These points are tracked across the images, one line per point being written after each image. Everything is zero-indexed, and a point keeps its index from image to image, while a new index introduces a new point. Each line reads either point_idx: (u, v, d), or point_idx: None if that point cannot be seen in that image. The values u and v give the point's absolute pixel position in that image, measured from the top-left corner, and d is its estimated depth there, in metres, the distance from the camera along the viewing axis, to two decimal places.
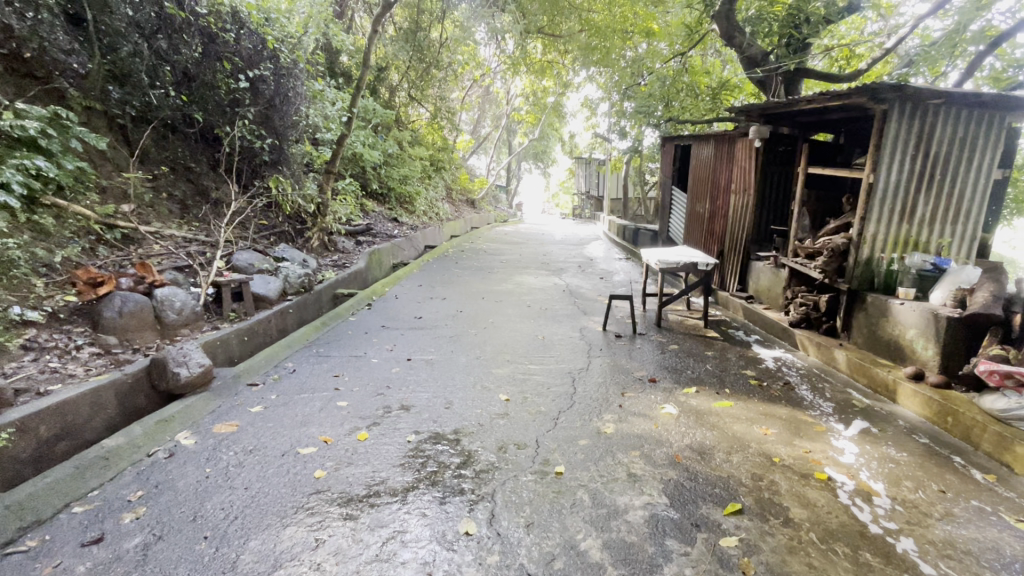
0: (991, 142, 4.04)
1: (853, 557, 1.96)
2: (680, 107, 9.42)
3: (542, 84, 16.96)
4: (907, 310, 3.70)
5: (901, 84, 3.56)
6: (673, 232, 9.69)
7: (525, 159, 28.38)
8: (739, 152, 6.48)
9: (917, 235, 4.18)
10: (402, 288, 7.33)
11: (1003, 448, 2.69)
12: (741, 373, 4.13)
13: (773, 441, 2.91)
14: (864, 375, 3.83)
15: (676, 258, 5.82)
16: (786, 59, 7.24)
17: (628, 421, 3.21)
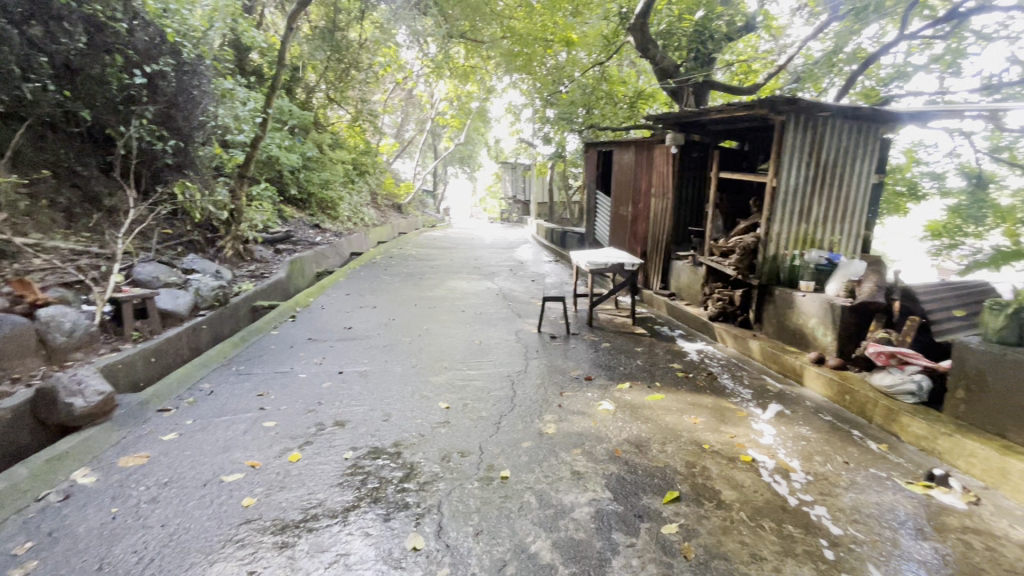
0: (867, 150, 4.59)
1: (779, 531, 2.12)
2: (601, 115, 9.85)
3: (465, 89, 17.00)
4: (808, 301, 4.09)
5: (797, 97, 3.93)
6: (599, 235, 10.07)
7: (450, 164, 28.24)
8: (658, 157, 6.85)
9: (812, 233, 4.64)
10: (328, 297, 6.99)
11: (891, 420, 3.05)
12: (668, 366, 4.37)
13: (702, 428, 3.10)
14: (775, 362, 4.19)
15: (604, 260, 6.04)
16: (696, 72, 7.78)
17: (568, 420, 3.27)
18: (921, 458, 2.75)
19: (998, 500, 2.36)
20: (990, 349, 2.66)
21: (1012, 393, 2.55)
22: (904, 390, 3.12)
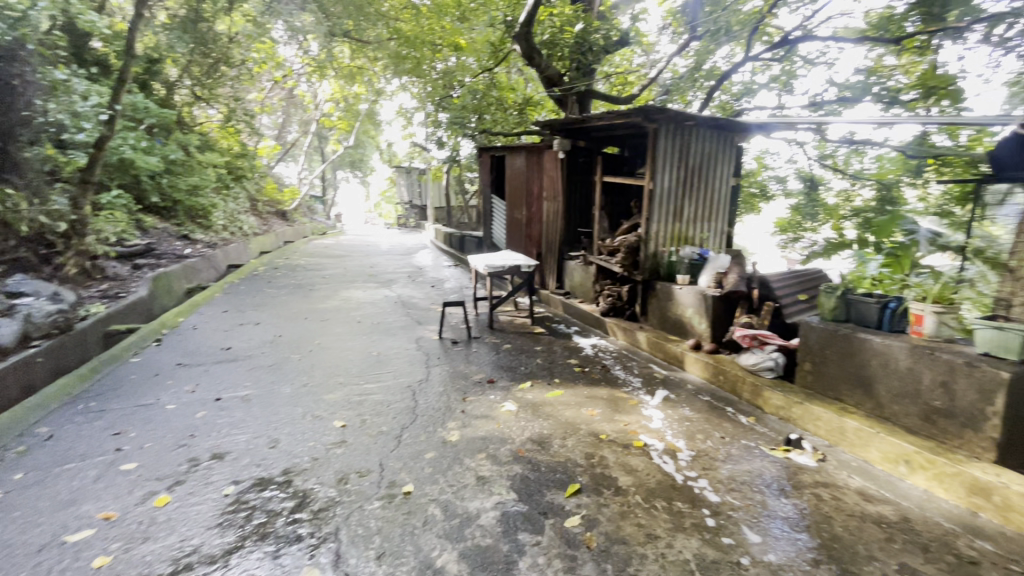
0: (725, 156, 5.15)
1: (669, 508, 2.28)
2: (492, 120, 10.00)
3: (352, 90, 16.28)
4: (685, 292, 4.49)
5: (666, 107, 4.29)
6: (496, 238, 10.20)
7: (340, 168, 26.90)
8: (548, 162, 7.10)
9: (685, 231, 5.11)
10: (202, 316, 6.26)
11: (756, 394, 3.44)
12: (566, 362, 4.54)
13: (599, 420, 3.25)
14: (660, 351, 4.54)
15: (500, 262, 6.12)
16: (578, 81, 8.25)
17: (472, 425, 3.25)
18: (781, 426, 3.13)
19: (839, 455, 2.75)
20: (827, 326, 3.10)
21: (844, 361, 3.00)
22: (765, 367, 3.53)
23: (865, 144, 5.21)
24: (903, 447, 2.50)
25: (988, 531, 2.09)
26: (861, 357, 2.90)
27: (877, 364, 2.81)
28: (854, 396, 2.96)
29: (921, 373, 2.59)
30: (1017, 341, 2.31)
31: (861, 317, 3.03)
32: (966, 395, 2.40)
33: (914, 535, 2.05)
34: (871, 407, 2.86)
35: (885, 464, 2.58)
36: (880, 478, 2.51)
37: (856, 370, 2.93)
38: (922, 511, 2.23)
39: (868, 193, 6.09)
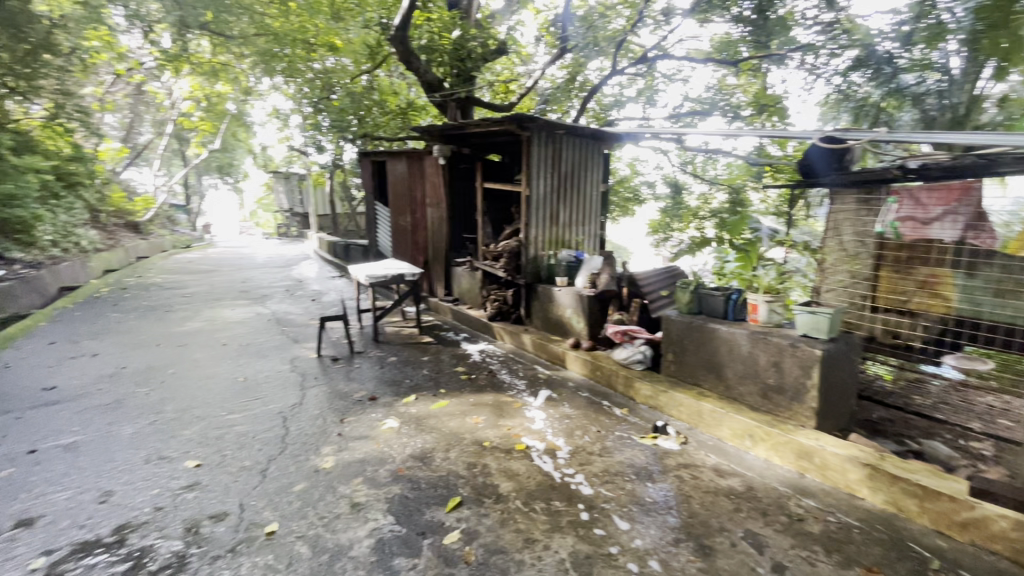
0: (595, 163, 5.48)
1: (548, 509, 2.32)
2: (374, 124, 9.64)
3: (215, 87, 14.74)
4: (563, 294, 4.67)
5: (536, 116, 4.43)
6: (382, 246, 9.84)
7: (206, 173, 24.23)
8: (429, 168, 7.00)
9: (562, 235, 5.33)
10: (16, 351, 5.19)
11: (628, 387, 3.67)
12: (452, 371, 4.47)
13: (483, 427, 3.23)
14: (544, 352, 4.67)
15: (383, 272, 5.88)
16: (459, 87, 8.22)
17: (349, 448, 3.05)
18: (650, 414, 3.37)
19: (698, 436, 3.02)
20: (683, 319, 3.40)
21: (699, 350, 3.31)
22: (635, 360, 3.78)
23: (716, 154, 5.82)
24: (747, 423, 2.81)
25: (811, 489, 2.41)
26: (712, 345, 3.21)
27: (725, 350, 3.13)
28: (709, 380, 3.27)
29: (758, 356, 2.93)
30: (826, 322, 2.71)
31: (710, 308, 3.35)
32: (792, 371, 2.76)
33: (755, 502, 2.30)
34: (722, 389, 3.18)
35: (734, 440, 2.88)
36: (730, 453, 2.79)
37: (709, 357, 3.25)
38: (762, 479, 2.51)
39: (721, 197, 6.83)
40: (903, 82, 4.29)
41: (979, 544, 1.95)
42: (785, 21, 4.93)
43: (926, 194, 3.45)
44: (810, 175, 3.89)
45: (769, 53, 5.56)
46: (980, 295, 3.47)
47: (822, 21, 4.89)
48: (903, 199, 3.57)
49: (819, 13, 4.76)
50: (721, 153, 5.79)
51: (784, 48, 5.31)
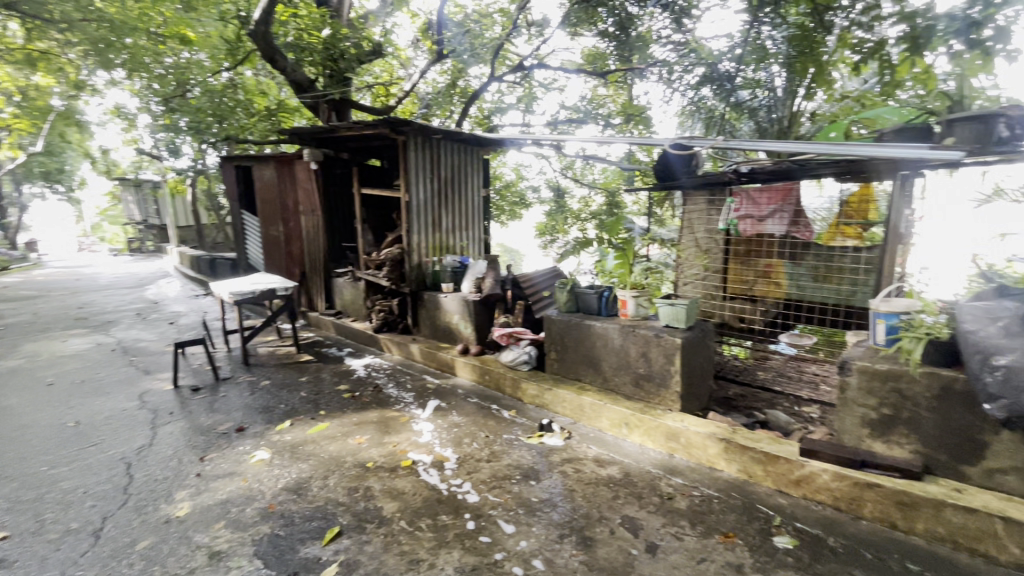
0: (475, 168, 5.51)
1: (434, 525, 2.24)
2: (238, 126, 8.77)
3: (33, 79, 12.43)
4: (449, 300, 4.62)
5: (410, 120, 4.33)
6: (254, 259, 8.99)
7: (26, 180, 20.34)
8: (301, 173, 6.53)
9: (446, 241, 5.28)
10: None
11: (516, 388, 3.72)
12: (334, 390, 4.19)
13: (366, 447, 3.05)
14: (433, 361, 4.57)
15: (251, 287, 5.34)
16: (332, 88, 7.72)
17: (210, 489, 2.69)
18: (537, 413, 3.44)
19: (581, 429, 3.14)
20: (563, 318, 3.53)
21: (578, 346, 3.45)
22: (521, 361, 3.84)
23: (592, 160, 5.81)
24: (623, 412, 2.98)
25: (679, 467, 2.61)
26: (589, 341, 3.36)
27: (601, 345, 3.30)
28: (589, 374, 3.42)
29: (629, 348, 3.13)
30: (683, 312, 2.97)
31: (586, 306, 3.52)
32: (658, 360, 2.98)
33: (631, 487, 2.43)
34: (600, 382, 3.35)
35: (613, 430, 3.03)
36: (610, 443, 2.94)
37: (587, 352, 3.40)
38: (638, 464, 2.67)
39: (599, 201, 7.22)
40: (740, 97, 5.21)
41: (810, 497, 2.25)
42: (644, 39, 5.37)
43: (760, 194, 3.93)
44: (669, 173, 4.18)
45: (632, 66, 5.97)
46: (804, 281, 4.11)
47: (673, 41, 5.31)
48: (742, 200, 4.04)
49: (671, 34, 5.21)
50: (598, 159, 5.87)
51: (644, 62, 5.75)
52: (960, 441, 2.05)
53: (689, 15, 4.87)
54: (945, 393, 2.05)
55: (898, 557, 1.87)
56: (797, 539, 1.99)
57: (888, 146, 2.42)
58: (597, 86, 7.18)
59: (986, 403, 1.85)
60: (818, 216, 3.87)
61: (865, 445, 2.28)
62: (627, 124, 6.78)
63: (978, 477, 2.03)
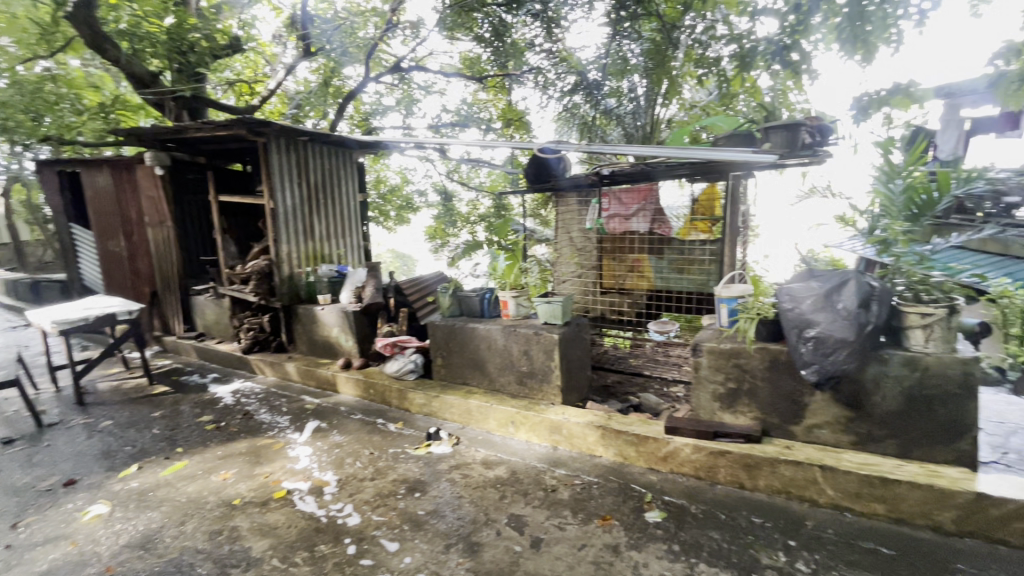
0: (349, 173, 5.25)
1: (311, 557, 2.07)
2: (62, 125, 7.44)
3: None
4: (327, 313, 4.34)
5: (269, 121, 3.99)
6: (90, 280, 7.69)
7: None
8: (143, 179, 5.72)
9: (321, 249, 4.96)
10: None
11: (402, 399, 3.60)
12: (195, 423, 3.71)
13: (233, 482, 2.74)
14: (312, 378, 4.26)
15: (82, 313, 4.52)
16: (180, 84, 6.67)
17: (25, 561, 2.22)
18: (425, 422, 3.36)
19: (469, 433, 3.13)
20: (446, 322, 3.48)
21: (463, 350, 3.43)
22: (407, 371, 3.71)
23: (479, 164, 5.84)
24: (509, 412, 3.02)
25: (562, 458, 2.71)
26: (473, 344, 3.36)
27: (484, 346, 3.31)
28: (475, 377, 3.42)
29: (512, 347, 3.18)
30: (559, 309, 3.09)
31: (469, 309, 3.52)
32: (539, 357, 3.07)
33: (517, 485, 2.46)
34: (487, 383, 3.37)
35: (500, 430, 3.07)
36: (497, 443, 2.96)
37: (472, 355, 3.40)
38: (524, 461, 2.72)
39: (488, 205, 7.40)
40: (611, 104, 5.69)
41: (676, 470, 2.47)
42: (518, 47, 5.47)
43: (625, 195, 4.28)
44: (548, 174, 4.26)
45: (508, 73, 5.97)
46: (669, 273, 4.46)
47: (544, 49, 5.39)
48: (611, 200, 4.36)
49: (542, 42, 5.37)
50: (482, 163, 5.87)
51: (520, 68, 5.81)
52: (787, 405, 2.38)
53: (559, 25, 5.08)
54: (774, 365, 2.37)
55: (745, 513, 2.12)
56: (664, 512, 2.16)
57: (721, 151, 2.78)
58: (476, 89, 6.88)
59: (803, 369, 2.19)
60: (676, 213, 4.17)
61: (717, 417, 2.55)
62: (509, 129, 6.81)
63: (803, 434, 2.37)
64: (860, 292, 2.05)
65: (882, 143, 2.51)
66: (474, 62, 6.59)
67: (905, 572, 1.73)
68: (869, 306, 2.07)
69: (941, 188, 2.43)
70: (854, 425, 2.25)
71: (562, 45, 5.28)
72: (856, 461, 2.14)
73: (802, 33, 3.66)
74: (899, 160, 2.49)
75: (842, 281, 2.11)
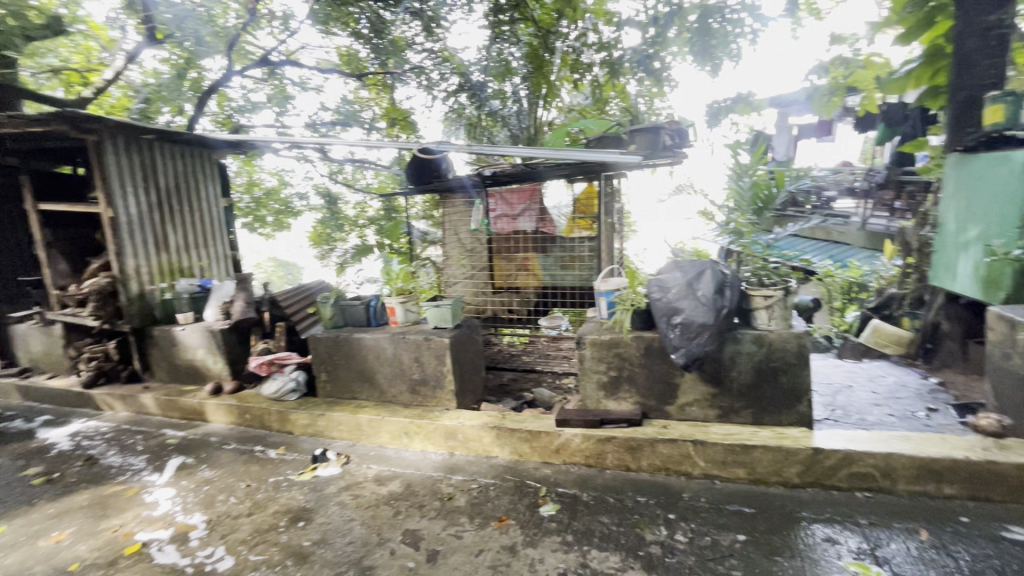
0: (208, 176, 4.68)
1: None
2: None
3: None
4: (189, 333, 3.85)
5: (100, 116, 3.41)
6: None
7: None
8: None
9: (177, 262, 4.37)
10: None
11: (284, 422, 3.30)
12: (17, 477, 3.07)
13: (69, 544, 2.30)
14: (174, 409, 3.75)
15: None
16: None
17: None
18: (311, 444, 3.11)
19: (360, 450, 2.96)
20: (329, 334, 3.26)
21: (349, 363, 3.24)
22: (288, 391, 3.42)
23: (364, 165, 5.51)
24: (401, 423, 2.90)
25: (459, 464, 2.67)
26: (360, 355, 3.18)
27: (372, 357, 3.15)
28: (364, 390, 3.24)
29: (401, 355, 3.06)
30: (449, 312, 3.04)
31: (353, 319, 3.34)
32: (431, 363, 3.00)
33: (412, 499, 2.37)
34: (377, 395, 3.22)
35: (393, 442, 2.94)
36: (391, 457, 2.83)
37: (359, 367, 3.22)
38: (420, 472, 2.63)
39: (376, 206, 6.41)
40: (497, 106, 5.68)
41: (567, 461, 2.55)
42: (399, 45, 4.87)
43: (511, 195, 4.34)
44: (437, 169, 4.24)
45: (388, 73, 5.39)
46: (555, 269, 4.53)
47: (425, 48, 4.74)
48: (497, 200, 4.41)
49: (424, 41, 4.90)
50: (369, 163, 5.52)
51: (401, 67, 5.08)
52: (662, 387, 2.57)
53: (440, 24, 4.52)
54: (648, 351, 2.54)
55: (631, 494, 2.25)
56: (558, 504, 2.21)
57: (593, 152, 2.89)
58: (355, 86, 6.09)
59: (673, 354, 2.37)
60: (560, 212, 4.26)
61: (603, 405, 2.68)
62: (395, 129, 5.83)
63: (676, 412, 2.58)
64: (715, 279, 2.29)
65: (730, 145, 2.81)
66: (355, 58, 5.42)
67: (761, 526, 1.95)
68: (723, 291, 2.31)
69: (777, 185, 2.76)
70: (717, 399, 2.49)
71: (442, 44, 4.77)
72: (720, 432, 2.38)
73: (661, 45, 4.04)
74: (744, 160, 2.80)
75: (700, 271, 2.34)
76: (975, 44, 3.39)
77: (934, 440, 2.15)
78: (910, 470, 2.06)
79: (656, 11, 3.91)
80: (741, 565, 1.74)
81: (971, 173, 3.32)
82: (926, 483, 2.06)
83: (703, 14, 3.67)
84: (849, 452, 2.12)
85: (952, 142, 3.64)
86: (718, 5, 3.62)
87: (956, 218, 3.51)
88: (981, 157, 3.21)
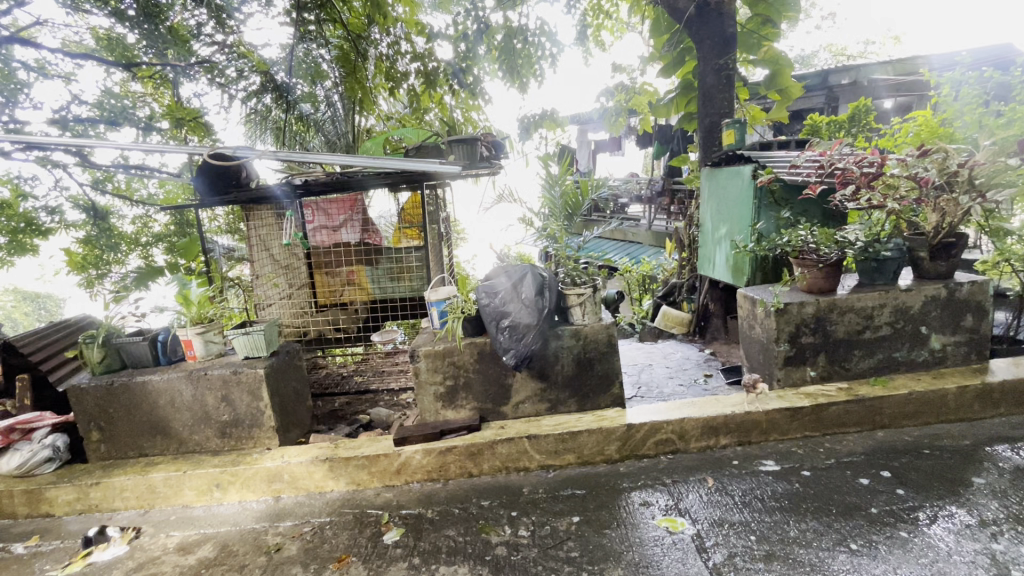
0: None
1: None
2: None
3: None
4: None
5: None
6: None
7: None
8: None
9: None
10: None
11: (35, 502, 2.54)
12: None
13: None
14: None
15: None
16: None
17: None
18: (81, 525, 2.46)
19: (154, 518, 2.44)
20: (99, 383, 2.61)
21: (132, 414, 2.64)
22: (40, 462, 2.63)
23: (144, 170, 4.54)
24: (209, 474, 2.47)
25: (287, 508, 2.38)
26: (147, 403, 2.63)
27: (166, 403, 2.62)
28: (157, 444, 2.69)
29: (204, 396, 2.62)
30: (262, 339, 2.69)
31: (135, 359, 2.73)
32: (243, 400, 2.62)
33: (230, 561, 2.02)
34: (176, 447, 2.69)
35: (202, 499, 2.50)
36: (197, 518, 2.39)
37: (148, 418, 2.65)
38: (237, 528, 2.27)
39: (162, 221, 5.36)
40: None
41: (409, 480, 2.47)
42: (180, 36, 3.78)
43: (329, 206, 4.09)
44: (238, 177, 3.80)
45: (167, 62, 4.00)
46: (385, 281, 4.34)
47: (217, 41, 3.97)
48: (314, 211, 4.11)
49: (214, 34, 3.95)
50: (150, 169, 4.57)
51: (184, 60, 4.02)
52: (496, 389, 2.66)
53: (232, 16, 3.86)
54: (481, 356, 2.61)
55: (475, 500, 2.27)
56: (403, 528, 2.11)
57: (415, 160, 2.79)
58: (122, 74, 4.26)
59: (504, 356, 2.45)
60: (386, 221, 4.16)
61: (441, 415, 2.67)
62: (181, 131, 4.52)
63: (511, 411, 2.69)
64: (535, 282, 2.47)
65: (542, 157, 3.04)
66: (121, 43, 3.88)
67: (591, 505, 2.14)
68: (543, 293, 2.49)
69: (582, 193, 3.07)
70: (546, 394, 2.68)
71: (238, 38, 4.03)
72: (552, 424, 2.56)
73: (472, 60, 4.23)
74: (555, 171, 3.04)
75: (522, 275, 2.51)
76: (712, 81, 4.26)
77: (711, 401, 2.63)
78: (697, 429, 2.48)
79: (465, 27, 4.07)
80: (577, 545, 1.88)
81: (717, 183, 4.16)
82: (709, 438, 2.50)
83: (507, 35, 3.97)
84: (654, 423, 2.47)
85: (703, 157, 4.51)
86: (521, 28, 3.95)
87: (711, 219, 4.36)
88: (723, 170, 4.04)
